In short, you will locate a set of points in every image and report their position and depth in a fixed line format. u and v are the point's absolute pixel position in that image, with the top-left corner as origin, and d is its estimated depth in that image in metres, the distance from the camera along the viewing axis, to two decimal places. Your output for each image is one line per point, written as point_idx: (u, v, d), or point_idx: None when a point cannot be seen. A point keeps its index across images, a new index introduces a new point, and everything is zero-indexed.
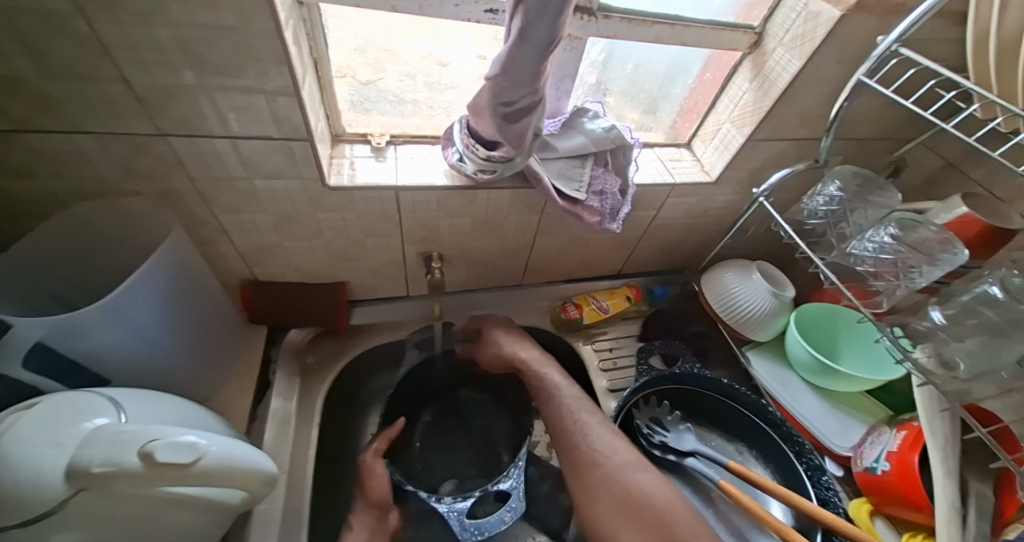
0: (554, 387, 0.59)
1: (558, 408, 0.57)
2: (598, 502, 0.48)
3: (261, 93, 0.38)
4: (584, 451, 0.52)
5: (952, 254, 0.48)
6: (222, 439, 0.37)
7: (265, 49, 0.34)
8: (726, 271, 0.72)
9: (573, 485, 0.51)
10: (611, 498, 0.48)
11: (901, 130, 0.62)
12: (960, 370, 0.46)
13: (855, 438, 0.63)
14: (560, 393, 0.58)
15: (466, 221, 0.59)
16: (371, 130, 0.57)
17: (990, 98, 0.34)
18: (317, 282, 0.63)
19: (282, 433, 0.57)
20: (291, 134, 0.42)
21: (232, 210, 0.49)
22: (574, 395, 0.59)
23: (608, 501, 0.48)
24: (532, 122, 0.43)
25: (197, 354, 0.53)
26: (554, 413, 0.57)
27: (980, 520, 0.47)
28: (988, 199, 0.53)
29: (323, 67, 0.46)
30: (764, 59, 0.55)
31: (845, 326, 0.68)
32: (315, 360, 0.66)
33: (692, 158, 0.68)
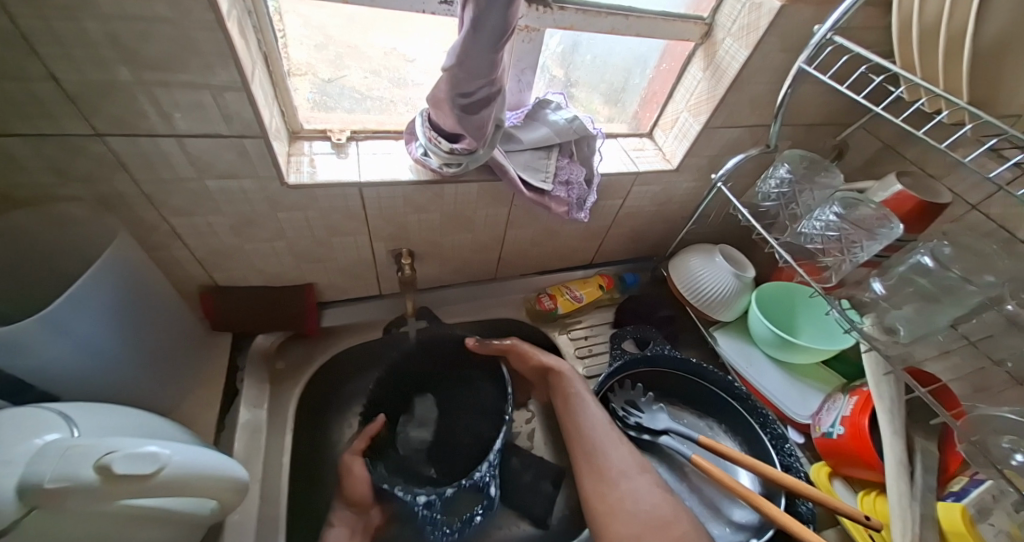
0: (586, 402, 0.58)
1: (585, 425, 0.56)
2: (621, 516, 0.47)
3: (208, 88, 0.36)
4: (613, 467, 0.51)
5: (889, 229, 0.52)
6: (186, 447, 0.36)
7: (208, 43, 0.33)
8: (691, 256, 0.75)
9: (594, 497, 0.50)
10: (638, 515, 0.47)
11: (844, 115, 0.66)
12: (901, 334, 0.50)
13: (814, 406, 0.67)
14: (593, 408, 0.58)
15: (435, 216, 0.59)
16: (331, 126, 0.56)
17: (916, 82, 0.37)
18: (284, 285, 0.61)
19: (253, 442, 0.56)
20: (242, 131, 0.40)
21: (185, 212, 0.47)
22: (603, 416, 0.57)
23: (635, 517, 0.47)
24: (492, 113, 0.43)
25: (155, 366, 0.51)
26: (578, 427, 0.56)
27: (924, 475, 0.52)
28: (921, 177, 0.57)
29: (274, 61, 0.45)
30: (715, 49, 0.57)
31: (801, 302, 0.72)
32: (285, 365, 0.64)
33: (654, 147, 0.70)
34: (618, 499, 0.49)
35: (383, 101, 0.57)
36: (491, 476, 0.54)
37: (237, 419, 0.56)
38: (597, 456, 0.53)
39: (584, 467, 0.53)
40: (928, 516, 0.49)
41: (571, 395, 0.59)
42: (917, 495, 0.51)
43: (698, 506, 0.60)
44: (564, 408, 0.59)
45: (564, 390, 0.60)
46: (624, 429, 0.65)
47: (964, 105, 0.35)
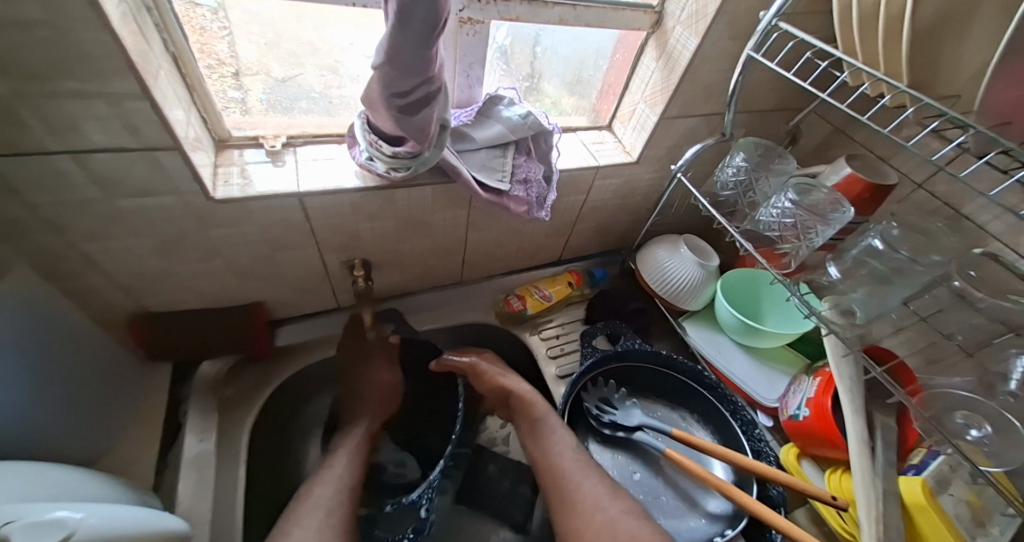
0: (550, 428, 0.59)
1: (550, 452, 0.56)
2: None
3: (101, 96, 0.32)
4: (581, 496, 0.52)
5: (841, 213, 0.53)
6: (105, 508, 0.33)
7: (95, 46, 0.29)
8: (657, 248, 0.75)
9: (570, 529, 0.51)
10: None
11: (796, 100, 0.66)
12: (857, 317, 0.51)
13: (781, 389, 0.68)
14: (557, 433, 0.58)
15: (389, 223, 0.56)
16: (264, 132, 0.52)
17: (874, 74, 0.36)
18: (227, 306, 0.57)
19: (204, 480, 0.51)
20: (152, 142, 0.36)
21: (97, 236, 0.42)
22: (571, 441, 0.57)
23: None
24: (434, 113, 0.40)
25: (76, 410, 0.45)
26: (547, 455, 0.56)
27: (885, 450, 0.52)
28: (869, 158, 0.58)
29: (186, 63, 0.41)
30: (666, 38, 0.56)
31: (763, 288, 0.73)
32: (236, 392, 0.60)
33: (614, 140, 0.69)
34: (595, 532, 0.48)
35: (324, 101, 0.54)
36: (428, 500, 0.53)
37: (183, 456, 0.52)
38: (569, 486, 0.53)
39: (559, 501, 0.53)
40: (891, 491, 0.50)
41: (538, 421, 0.60)
42: (879, 471, 0.51)
43: (674, 499, 0.60)
44: (534, 437, 0.59)
45: (531, 417, 0.61)
46: (600, 427, 0.65)
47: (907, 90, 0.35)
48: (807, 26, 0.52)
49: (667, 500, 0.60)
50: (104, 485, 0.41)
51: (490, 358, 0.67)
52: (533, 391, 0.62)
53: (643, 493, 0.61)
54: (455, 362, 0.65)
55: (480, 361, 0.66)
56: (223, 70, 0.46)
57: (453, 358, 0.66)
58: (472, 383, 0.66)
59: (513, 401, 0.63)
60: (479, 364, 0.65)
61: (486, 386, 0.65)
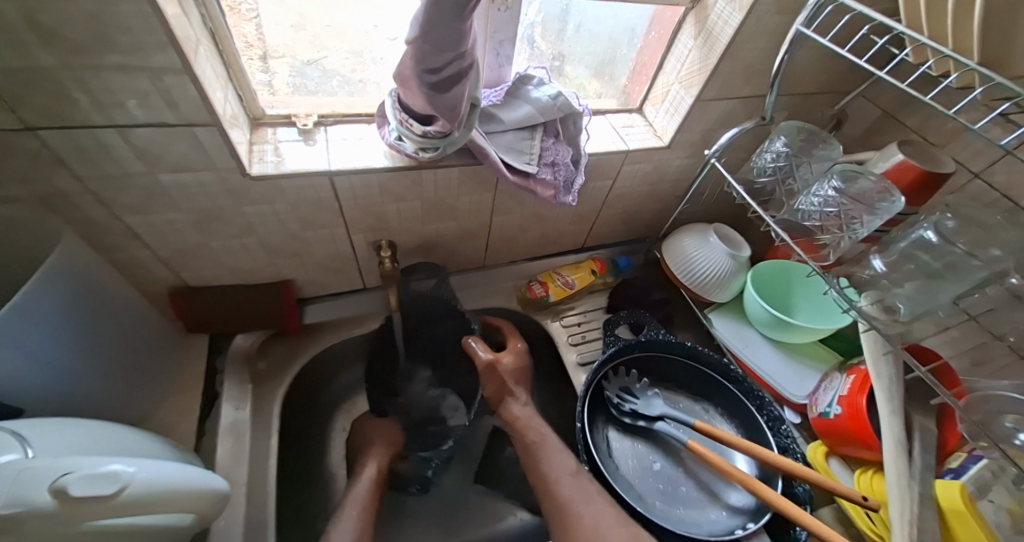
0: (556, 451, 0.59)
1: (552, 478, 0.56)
2: None
3: (143, 70, 0.33)
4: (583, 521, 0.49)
5: (890, 202, 0.49)
6: (155, 464, 0.35)
7: (137, 18, 0.29)
8: (685, 237, 0.72)
9: None
10: None
11: (843, 81, 0.62)
12: (901, 313, 0.49)
13: (811, 385, 0.66)
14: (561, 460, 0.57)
15: (416, 204, 0.56)
16: (295, 111, 0.52)
17: (942, 50, 0.33)
18: (260, 283, 0.59)
19: (238, 446, 0.54)
20: (191, 118, 0.37)
21: (139, 209, 0.44)
22: (571, 468, 0.56)
23: None
24: (465, 92, 0.40)
25: (121, 374, 0.48)
26: (540, 476, 0.57)
27: (923, 453, 0.50)
28: (923, 145, 0.55)
29: (223, 40, 0.41)
30: (706, 13, 0.53)
31: (797, 280, 0.69)
32: (267, 365, 0.62)
33: (645, 123, 0.66)
34: None
35: (353, 81, 0.54)
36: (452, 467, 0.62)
37: (219, 423, 0.55)
38: (570, 513, 0.51)
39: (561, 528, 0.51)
40: (927, 495, 0.48)
41: (532, 445, 0.61)
42: (915, 473, 0.49)
43: (694, 490, 0.59)
44: (529, 461, 0.60)
45: (525, 440, 0.62)
46: (619, 416, 0.64)
47: (978, 66, 0.32)
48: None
49: (687, 491, 0.60)
50: (150, 444, 0.44)
51: (513, 364, 0.67)
52: (530, 416, 0.64)
53: (663, 484, 0.60)
54: (483, 355, 0.65)
55: (503, 360, 0.66)
56: (252, 52, 0.46)
57: (482, 350, 0.65)
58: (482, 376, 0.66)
59: (505, 415, 0.65)
60: (500, 365, 0.65)
61: (492, 383, 0.66)
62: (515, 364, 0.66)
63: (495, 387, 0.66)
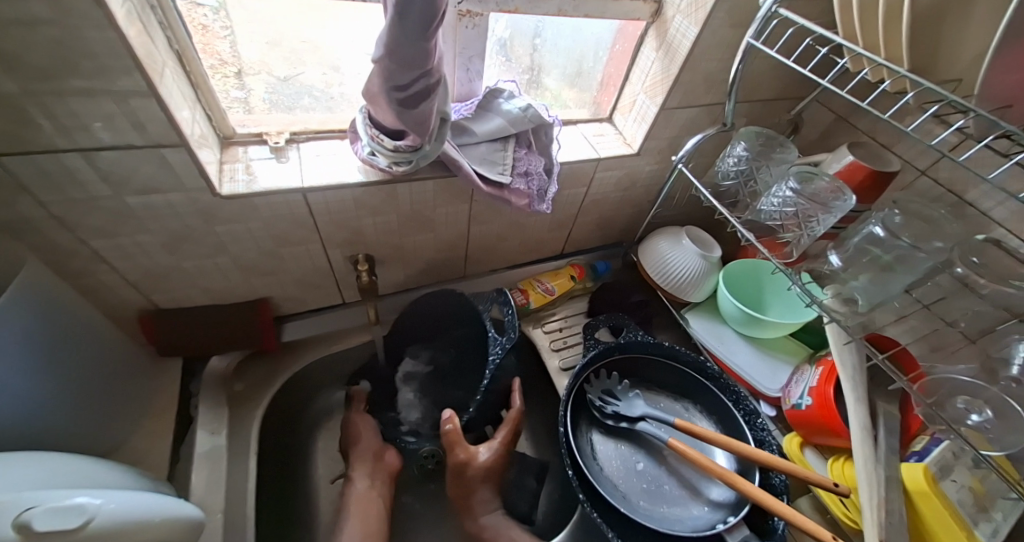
0: None
1: None
2: None
3: (108, 94, 0.32)
4: None
5: (843, 201, 0.52)
6: (124, 496, 0.34)
7: (100, 44, 0.29)
8: (659, 240, 0.75)
9: None
10: None
11: (797, 88, 0.66)
12: (859, 304, 0.51)
13: (784, 378, 0.68)
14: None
15: (392, 218, 0.56)
16: (267, 129, 0.52)
17: (876, 60, 0.35)
18: (235, 302, 0.58)
19: (215, 471, 0.52)
20: (158, 139, 0.37)
21: (106, 233, 0.43)
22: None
23: None
24: (433, 107, 0.41)
25: (88, 403, 0.47)
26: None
27: (888, 437, 0.52)
28: (872, 146, 0.58)
29: (190, 61, 0.41)
30: (666, 27, 0.56)
31: (765, 278, 0.72)
32: (244, 386, 0.61)
33: (614, 131, 0.69)
34: None
35: (325, 98, 0.54)
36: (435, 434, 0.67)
37: (193, 449, 0.53)
38: None
39: None
40: (894, 477, 0.49)
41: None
42: (881, 457, 0.51)
43: (677, 487, 0.61)
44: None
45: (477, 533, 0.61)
46: (602, 418, 0.65)
47: (907, 73, 0.34)
48: (808, 12, 0.52)
49: (670, 488, 0.61)
50: (120, 473, 0.42)
51: (489, 464, 0.62)
52: (499, 526, 0.61)
53: (646, 483, 0.61)
54: (459, 452, 0.61)
55: (477, 458, 0.62)
56: (226, 70, 0.46)
57: (459, 447, 0.62)
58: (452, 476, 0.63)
59: (471, 525, 0.61)
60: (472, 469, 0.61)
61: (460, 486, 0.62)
62: (492, 462, 0.63)
63: (459, 490, 0.62)
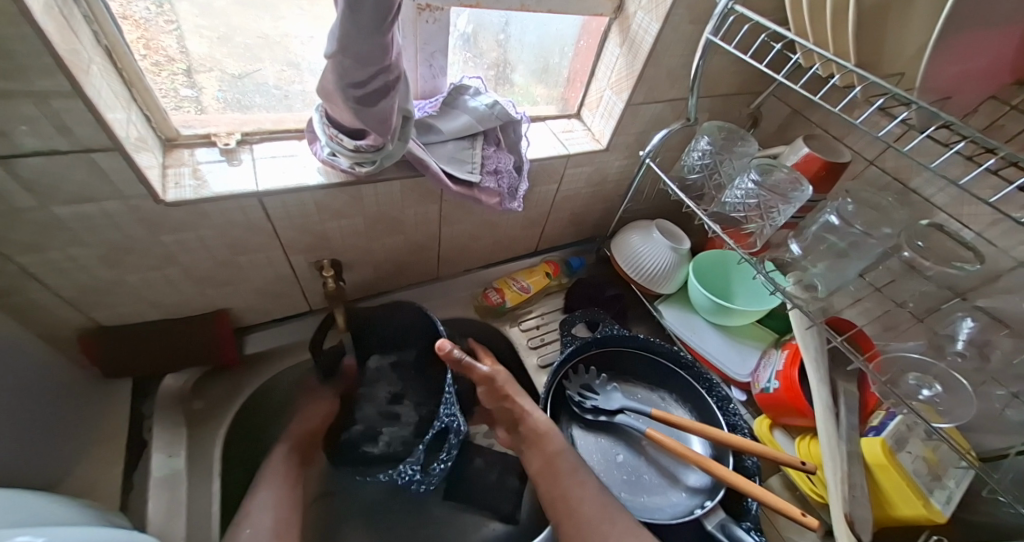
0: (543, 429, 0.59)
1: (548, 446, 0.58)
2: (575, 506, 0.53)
3: (26, 95, 0.29)
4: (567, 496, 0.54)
5: (800, 192, 0.54)
6: (70, 533, 0.31)
7: (13, 41, 0.26)
8: (631, 234, 0.76)
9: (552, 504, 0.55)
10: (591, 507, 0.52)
11: (755, 82, 0.68)
12: (818, 290, 0.54)
13: (752, 363, 0.71)
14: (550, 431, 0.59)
15: (358, 221, 0.54)
16: (216, 129, 0.49)
17: (823, 55, 0.36)
18: (190, 316, 0.55)
19: (173, 498, 0.49)
20: (88, 144, 0.34)
21: (33, 247, 0.39)
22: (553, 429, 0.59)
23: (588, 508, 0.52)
24: (394, 104, 0.40)
25: (23, 435, 0.42)
26: (565, 495, 0.54)
27: (848, 414, 0.55)
28: (825, 138, 0.61)
29: (122, 58, 0.38)
30: (628, 23, 0.56)
31: (732, 267, 0.75)
32: (204, 404, 0.57)
33: (583, 127, 0.69)
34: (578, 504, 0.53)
35: (280, 96, 0.51)
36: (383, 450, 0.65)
37: (148, 475, 0.50)
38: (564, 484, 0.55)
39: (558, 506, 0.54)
40: (855, 453, 0.52)
41: (555, 457, 0.57)
42: (843, 434, 0.54)
43: (656, 476, 0.62)
44: (554, 478, 0.56)
45: (546, 452, 0.57)
46: (582, 413, 0.65)
47: (854, 68, 0.35)
48: (763, 9, 0.54)
49: (649, 478, 0.62)
50: (64, 509, 0.39)
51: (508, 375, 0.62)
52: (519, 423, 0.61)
53: (626, 473, 0.62)
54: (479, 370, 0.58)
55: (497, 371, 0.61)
56: (173, 67, 0.43)
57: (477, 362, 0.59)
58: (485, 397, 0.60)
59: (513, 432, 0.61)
60: (498, 377, 0.60)
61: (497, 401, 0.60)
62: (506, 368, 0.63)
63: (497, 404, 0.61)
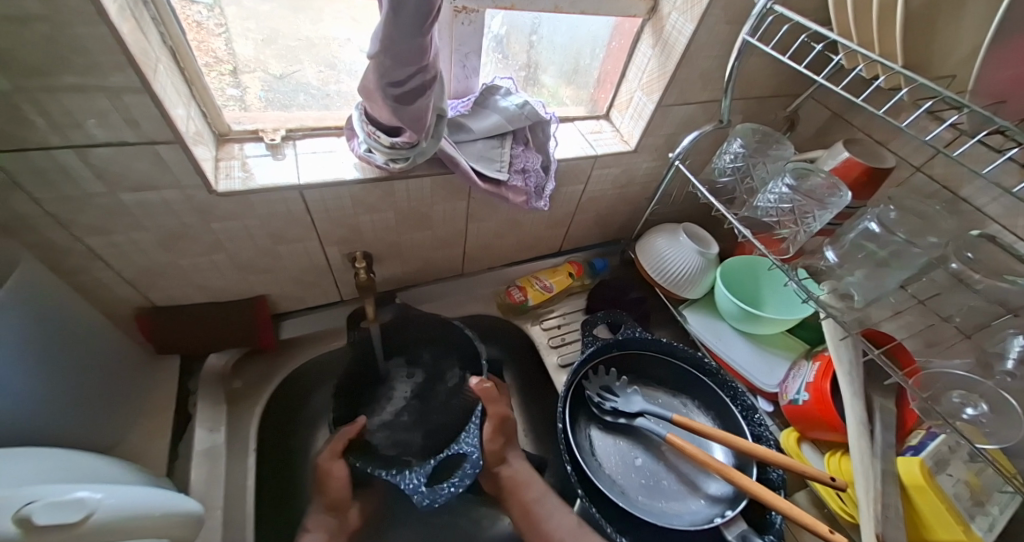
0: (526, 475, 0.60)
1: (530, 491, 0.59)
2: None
3: (100, 91, 0.32)
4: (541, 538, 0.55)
5: (839, 197, 0.52)
6: (124, 490, 0.34)
7: (92, 39, 0.29)
8: (657, 238, 0.75)
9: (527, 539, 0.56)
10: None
11: (794, 85, 0.66)
12: (855, 299, 0.52)
13: (780, 374, 0.69)
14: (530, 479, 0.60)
15: (389, 215, 0.56)
16: (263, 126, 0.52)
17: (868, 56, 0.35)
18: (233, 300, 0.58)
19: (213, 470, 0.53)
20: (152, 136, 0.37)
21: (100, 230, 0.43)
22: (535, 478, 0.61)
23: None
24: (430, 102, 0.41)
25: (85, 402, 0.47)
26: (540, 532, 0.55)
27: (884, 432, 0.53)
28: (867, 142, 0.58)
29: (184, 57, 0.41)
30: (662, 24, 0.56)
31: (762, 274, 0.73)
32: (242, 384, 0.61)
33: (612, 129, 0.69)
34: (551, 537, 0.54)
35: (322, 95, 0.54)
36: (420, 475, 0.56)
37: (192, 445, 0.53)
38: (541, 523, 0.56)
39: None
40: (890, 471, 0.50)
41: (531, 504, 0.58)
42: (877, 452, 0.51)
43: (676, 482, 0.61)
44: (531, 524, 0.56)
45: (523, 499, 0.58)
46: (601, 414, 0.65)
47: (901, 69, 0.34)
48: (804, 10, 0.52)
49: (668, 484, 0.61)
50: (117, 470, 0.42)
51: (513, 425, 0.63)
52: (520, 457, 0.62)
53: (644, 478, 0.62)
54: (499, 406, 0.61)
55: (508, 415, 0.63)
56: (221, 68, 0.46)
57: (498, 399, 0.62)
58: (485, 432, 0.60)
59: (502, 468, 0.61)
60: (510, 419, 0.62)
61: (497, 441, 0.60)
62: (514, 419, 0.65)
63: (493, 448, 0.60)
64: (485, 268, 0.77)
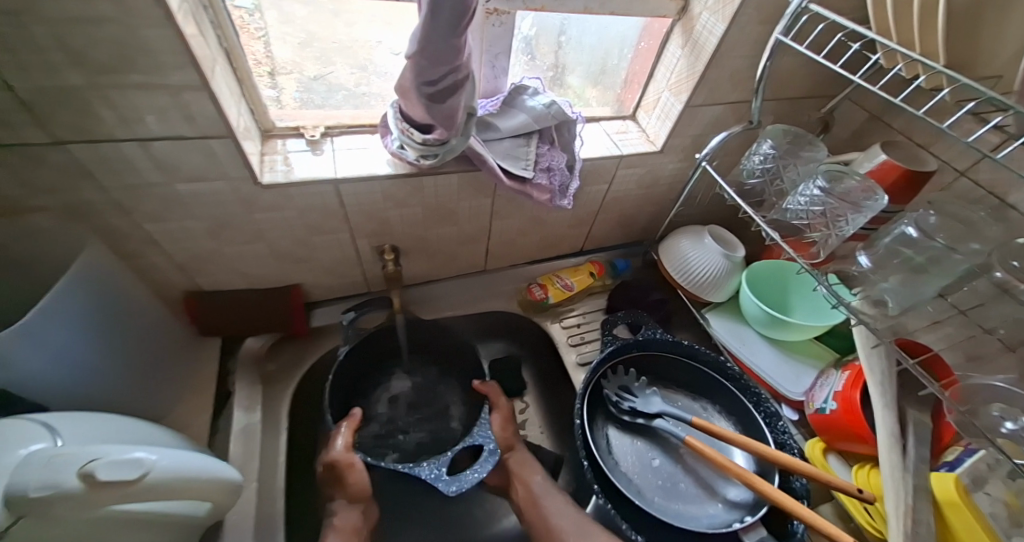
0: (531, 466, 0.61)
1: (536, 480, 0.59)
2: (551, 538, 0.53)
3: (163, 88, 0.35)
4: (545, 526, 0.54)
5: (874, 201, 0.51)
6: (174, 454, 0.37)
7: (158, 40, 0.32)
8: (681, 239, 0.74)
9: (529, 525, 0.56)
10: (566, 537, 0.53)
11: (829, 85, 0.64)
12: (889, 307, 0.50)
13: (807, 382, 0.67)
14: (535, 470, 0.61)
15: (418, 210, 0.58)
16: (303, 123, 0.55)
17: (907, 55, 0.34)
18: (269, 288, 0.62)
19: (248, 446, 0.56)
20: (206, 131, 0.40)
21: (157, 217, 0.46)
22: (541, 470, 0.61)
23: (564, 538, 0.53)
24: (461, 101, 0.43)
25: (137, 375, 0.51)
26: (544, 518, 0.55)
27: (918, 446, 0.51)
28: (906, 145, 0.56)
29: (237, 58, 0.44)
30: (692, 24, 0.56)
31: (791, 279, 0.71)
32: (276, 367, 0.64)
33: (638, 129, 0.69)
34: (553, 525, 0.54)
35: (358, 95, 0.57)
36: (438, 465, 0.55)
37: (229, 421, 0.57)
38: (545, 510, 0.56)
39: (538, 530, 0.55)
40: (922, 487, 0.48)
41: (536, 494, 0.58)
42: (909, 466, 0.49)
43: (693, 486, 0.60)
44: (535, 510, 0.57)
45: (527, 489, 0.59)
46: (619, 414, 0.65)
47: (942, 69, 0.33)
48: (841, 9, 0.51)
49: (686, 487, 0.60)
50: (164, 438, 0.46)
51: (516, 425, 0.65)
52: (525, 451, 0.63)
53: (661, 479, 0.61)
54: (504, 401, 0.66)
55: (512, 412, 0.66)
56: (261, 69, 0.49)
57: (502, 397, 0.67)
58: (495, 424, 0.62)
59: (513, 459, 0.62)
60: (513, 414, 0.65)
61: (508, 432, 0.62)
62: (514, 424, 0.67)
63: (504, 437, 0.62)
64: (507, 265, 0.79)
